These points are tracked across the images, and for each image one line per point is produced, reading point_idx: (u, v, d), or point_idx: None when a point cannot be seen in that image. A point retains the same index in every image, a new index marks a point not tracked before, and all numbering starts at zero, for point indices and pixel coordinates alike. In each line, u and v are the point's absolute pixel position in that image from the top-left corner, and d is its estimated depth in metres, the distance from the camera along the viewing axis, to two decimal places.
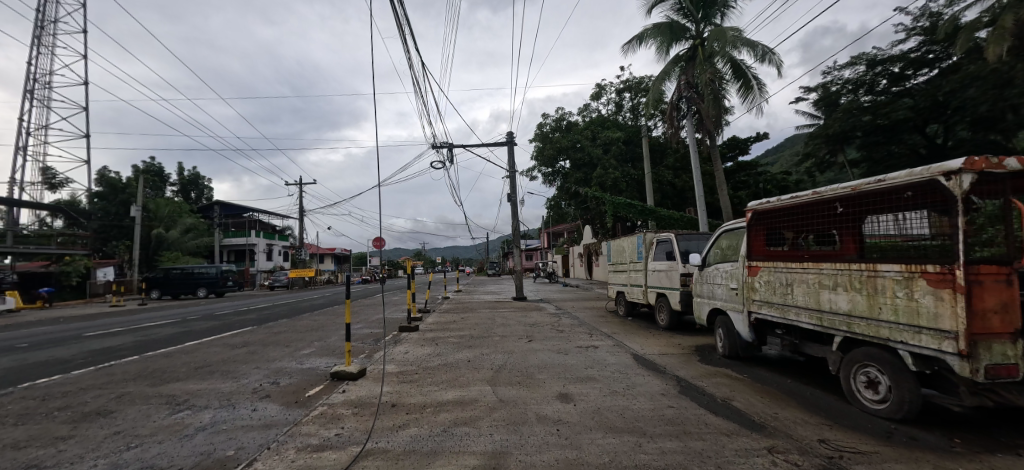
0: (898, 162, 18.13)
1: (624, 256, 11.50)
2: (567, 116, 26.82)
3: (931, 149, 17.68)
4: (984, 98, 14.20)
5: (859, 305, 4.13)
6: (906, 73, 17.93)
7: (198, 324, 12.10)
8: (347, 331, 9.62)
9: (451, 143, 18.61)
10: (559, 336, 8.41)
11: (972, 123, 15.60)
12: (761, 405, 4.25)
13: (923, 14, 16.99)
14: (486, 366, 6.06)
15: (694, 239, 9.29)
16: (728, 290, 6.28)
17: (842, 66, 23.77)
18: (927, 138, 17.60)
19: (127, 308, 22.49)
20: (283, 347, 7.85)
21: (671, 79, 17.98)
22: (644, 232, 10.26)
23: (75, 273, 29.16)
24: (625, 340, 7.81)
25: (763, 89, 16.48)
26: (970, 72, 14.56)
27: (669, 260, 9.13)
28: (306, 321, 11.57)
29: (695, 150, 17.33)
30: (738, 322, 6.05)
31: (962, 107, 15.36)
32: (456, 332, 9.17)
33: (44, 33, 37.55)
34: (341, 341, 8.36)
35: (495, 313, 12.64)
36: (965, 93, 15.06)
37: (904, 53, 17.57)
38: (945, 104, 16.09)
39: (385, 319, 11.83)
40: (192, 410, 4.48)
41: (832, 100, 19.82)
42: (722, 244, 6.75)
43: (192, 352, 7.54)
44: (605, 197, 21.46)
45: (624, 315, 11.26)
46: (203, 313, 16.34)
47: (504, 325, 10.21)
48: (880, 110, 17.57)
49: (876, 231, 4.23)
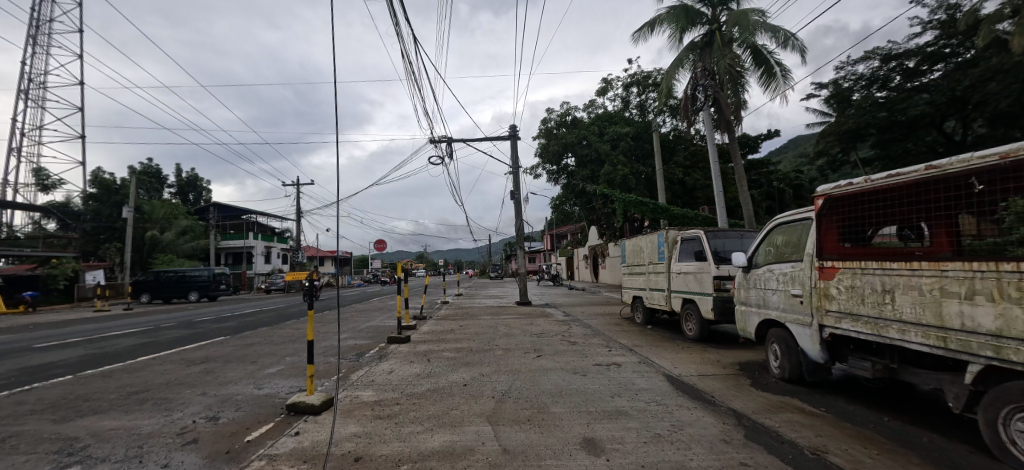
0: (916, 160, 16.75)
1: (642, 257, 10.28)
2: (573, 112, 25.65)
3: (949, 147, 16.44)
4: (1007, 93, 13.07)
5: (1018, 324, 2.76)
6: (921, 68, 16.60)
7: (172, 333, 10.92)
8: (329, 344, 8.40)
9: (451, 137, 17.46)
10: (572, 349, 7.18)
11: (992, 119, 14.35)
12: (878, 463, 2.99)
13: (940, 6, 15.71)
14: (486, 394, 4.79)
15: (726, 237, 8.05)
16: (787, 297, 5.04)
17: (856, 60, 22.71)
18: (945, 135, 16.28)
19: (110, 313, 21.43)
20: (248, 366, 6.62)
21: (686, 68, 16.64)
22: (666, 230, 9.02)
23: (63, 276, 28.32)
24: (651, 356, 6.57)
25: (788, 77, 15.19)
26: (992, 65, 13.35)
27: (698, 262, 7.89)
28: (287, 330, 10.38)
29: (713, 143, 15.79)
30: (805, 339, 4.78)
31: (983, 102, 14.10)
32: (452, 345, 7.95)
33: (39, 33, 36.89)
34: (317, 357, 7.17)
35: (497, 320, 11.38)
36: (986, 87, 13.81)
37: (920, 48, 16.33)
38: (965, 99, 14.76)
39: (374, 328, 10.61)
40: (81, 467, 3.25)
41: (844, 96, 18.38)
42: (777, 241, 5.47)
43: (138, 371, 6.33)
44: (614, 195, 20.22)
45: (643, 322, 10.04)
46: (184, 318, 15.20)
47: (508, 335, 8.99)
48: (897, 105, 16.42)
49: (1001, 222, 3.03)
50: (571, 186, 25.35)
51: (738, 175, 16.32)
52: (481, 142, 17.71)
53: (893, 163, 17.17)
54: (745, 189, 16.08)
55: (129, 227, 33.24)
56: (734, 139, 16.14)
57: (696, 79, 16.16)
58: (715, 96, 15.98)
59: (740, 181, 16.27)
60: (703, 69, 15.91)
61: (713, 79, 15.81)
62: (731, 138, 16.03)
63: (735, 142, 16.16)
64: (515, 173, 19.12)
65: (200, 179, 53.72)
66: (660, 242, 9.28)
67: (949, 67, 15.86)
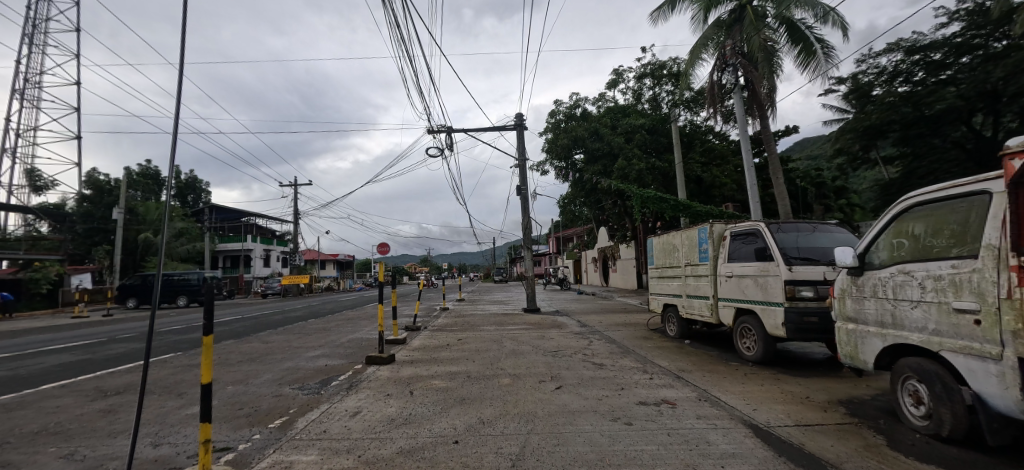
0: (944, 158, 14.73)
1: (675, 258, 8.56)
2: (582, 105, 23.92)
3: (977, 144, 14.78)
4: None
5: None
6: (946, 61, 14.63)
7: (120, 347, 9.26)
8: (295, 364, 6.79)
9: (450, 127, 15.84)
10: (601, 377, 5.48)
11: None
12: None
13: None
14: (486, 465, 3.07)
15: (794, 231, 6.36)
16: (948, 312, 3.27)
17: (878, 53, 21.19)
18: (973, 131, 14.44)
19: (89, 321, 20.02)
20: (165, 404, 4.91)
21: (709, 51, 14.85)
22: (710, 223, 7.33)
23: (45, 281, 26.80)
24: (713, 389, 4.91)
25: (830, 55, 13.42)
26: None
27: (759, 262, 6.18)
28: (254, 345, 8.76)
29: (744, 132, 14.00)
30: (985, 381, 3.02)
31: None
32: (445, 367, 6.29)
33: (36, 32, 35.92)
34: (268, 385, 5.53)
35: (501, 332, 9.67)
36: None
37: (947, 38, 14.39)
38: (999, 92, 12.86)
39: (355, 342, 8.94)
40: None
41: (863, 92, 16.54)
42: (913, 231, 3.76)
43: (17, 410, 4.69)
44: (630, 190, 18.27)
45: (679, 337, 8.32)
46: (153, 327, 13.56)
47: (516, 352, 7.29)
48: (922, 99, 14.48)
49: None
50: (581, 182, 23.55)
51: (772, 167, 14.55)
52: (485, 131, 16.08)
53: (918, 161, 15.37)
54: (779, 185, 14.30)
55: (119, 228, 31.93)
56: (767, 127, 14.35)
57: (724, 59, 14.32)
58: (747, 77, 14.17)
59: (773, 175, 14.54)
60: (732, 47, 14.02)
61: (744, 59, 14.00)
62: (765, 127, 14.27)
63: (768, 130, 14.37)
64: (521, 166, 17.44)
65: (199, 181, 52.57)
66: (702, 238, 7.58)
67: (977, 61, 13.85)
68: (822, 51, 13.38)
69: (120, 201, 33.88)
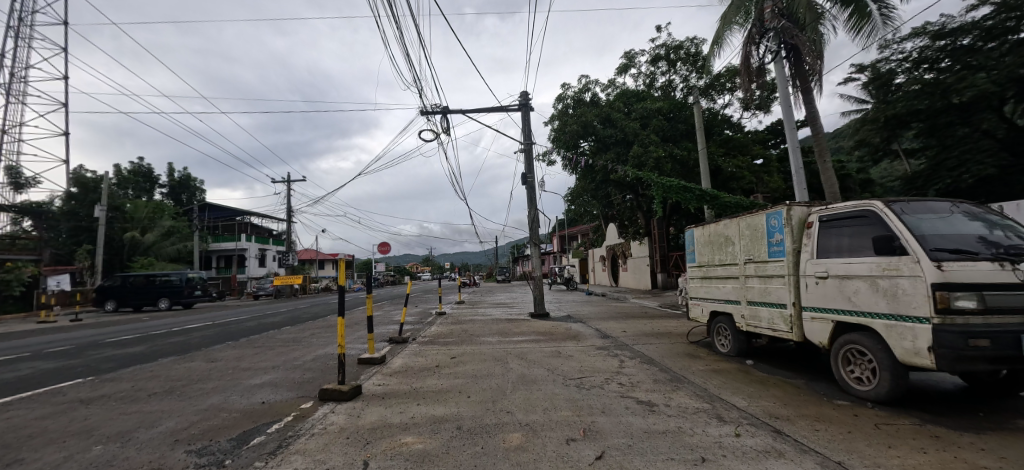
0: (975, 148, 14.30)
1: (729, 253, 6.69)
2: (591, 89, 21.94)
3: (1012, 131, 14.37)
4: None
5: None
6: (975, 45, 14.53)
7: (28, 367, 7.36)
8: (227, 399, 4.96)
9: (446, 107, 13.96)
10: (658, 433, 3.58)
11: None
12: None
13: None
14: None
15: (924, 212, 4.46)
16: None
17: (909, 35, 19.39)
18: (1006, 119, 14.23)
19: (51, 328, 18.20)
20: None
21: (735, 29, 13.03)
22: (787, 205, 5.43)
23: (18, 282, 24.86)
24: (854, 462, 3.01)
25: (888, 17, 11.46)
26: None
27: (880, 258, 4.27)
28: (191, 366, 6.88)
29: (787, 109, 12.08)
30: None
31: None
32: (426, 408, 4.42)
33: (21, 24, 34.22)
34: (153, 447, 3.63)
35: (507, 347, 7.80)
36: None
37: (976, 22, 14.21)
38: None
39: (322, 361, 7.10)
40: None
41: (885, 81, 16.67)
42: None
43: None
44: (650, 178, 16.24)
45: (737, 355, 6.48)
46: (102, 337, 11.66)
47: (526, 380, 5.44)
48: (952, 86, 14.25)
49: None
50: (591, 173, 21.63)
51: (819, 150, 12.61)
52: (486, 112, 14.17)
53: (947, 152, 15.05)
54: (828, 171, 12.35)
55: (101, 227, 30.05)
56: (812, 105, 12.36)
57: (763, 24, 12.24)
58: (790, 44, 12.12)
59: (820, 159, 12.59)
60: (772, 9, 11.96)
61: (787, 21, 11.91)
62: (810, 104, 12.32)
63: (814, 109, 12.37)
64: (527, 152, 15.48)
65: (191, 179, 50.83)
66: (773, 227, 5.69)
67: (1008, 46, 13.70)
68: (879, 12, 11.40)
69: (103, 198, 32.04)
